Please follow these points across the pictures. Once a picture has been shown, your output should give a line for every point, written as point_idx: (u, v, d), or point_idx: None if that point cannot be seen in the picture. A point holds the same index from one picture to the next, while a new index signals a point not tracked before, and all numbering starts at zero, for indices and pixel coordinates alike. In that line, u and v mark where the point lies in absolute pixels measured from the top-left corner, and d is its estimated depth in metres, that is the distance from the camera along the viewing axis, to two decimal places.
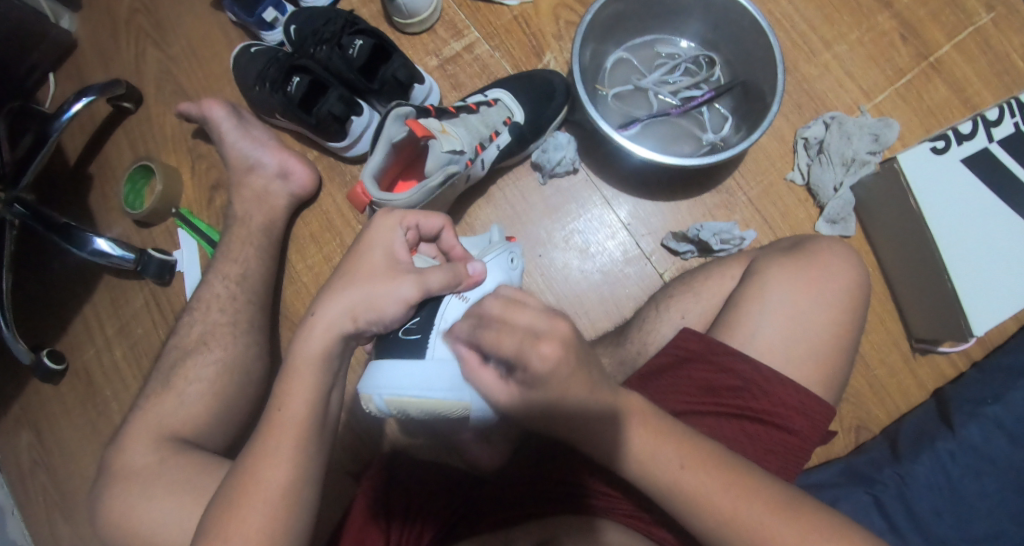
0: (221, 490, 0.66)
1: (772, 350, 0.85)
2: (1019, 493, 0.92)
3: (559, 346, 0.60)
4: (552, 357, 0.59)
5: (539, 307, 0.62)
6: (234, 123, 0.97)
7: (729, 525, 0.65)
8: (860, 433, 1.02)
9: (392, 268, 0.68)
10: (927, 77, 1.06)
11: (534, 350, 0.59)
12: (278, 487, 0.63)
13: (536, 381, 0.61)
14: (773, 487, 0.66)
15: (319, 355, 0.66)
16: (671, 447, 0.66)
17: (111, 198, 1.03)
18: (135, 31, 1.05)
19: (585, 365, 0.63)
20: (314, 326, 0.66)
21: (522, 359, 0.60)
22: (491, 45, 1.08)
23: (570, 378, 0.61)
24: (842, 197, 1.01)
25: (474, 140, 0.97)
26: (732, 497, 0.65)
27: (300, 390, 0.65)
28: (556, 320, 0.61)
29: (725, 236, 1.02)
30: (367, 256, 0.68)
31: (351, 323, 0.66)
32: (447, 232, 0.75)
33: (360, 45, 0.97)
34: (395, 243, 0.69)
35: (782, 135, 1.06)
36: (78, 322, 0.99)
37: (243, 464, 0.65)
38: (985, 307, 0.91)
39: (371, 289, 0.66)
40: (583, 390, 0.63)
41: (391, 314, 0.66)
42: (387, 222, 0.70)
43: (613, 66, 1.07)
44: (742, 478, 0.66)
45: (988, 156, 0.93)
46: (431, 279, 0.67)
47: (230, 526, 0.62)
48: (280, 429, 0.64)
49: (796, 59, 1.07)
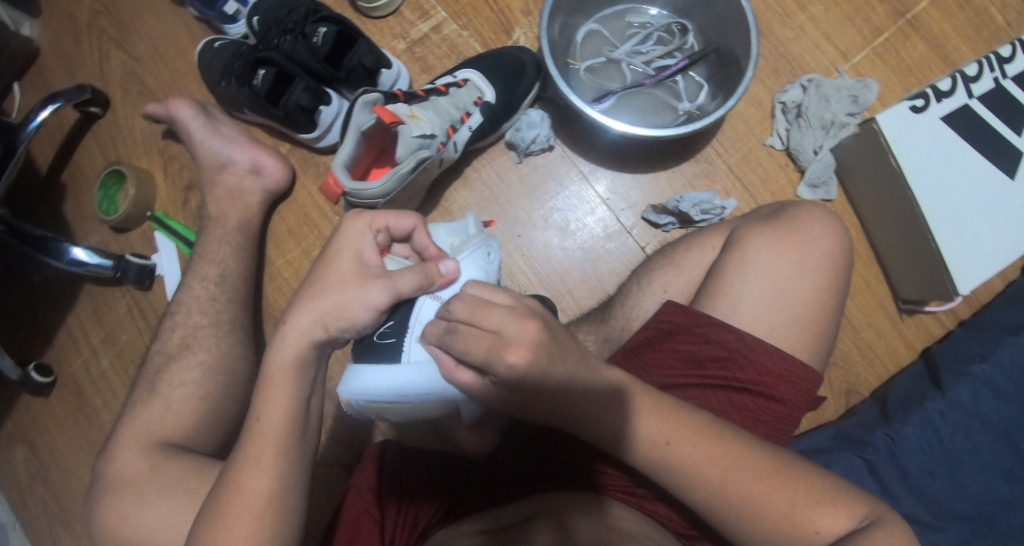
0: (208, 501, 0.66)
1: (756, 318, 0.83)
2: (1009, 448, 0.92)
3: (528, 352, 0.58)
4: (520, 363, 0.58)
5: (505, 305, 0.60)
6: (202, 122, 0.96)
7: (716, 496, 0.65)
8: (850, 397, 1.02)
9: (360, 273, 0.67)
10: (904, 35, 1.03)
11: (500, 358, 0.58)
12: (263, 494, 0.64)
13: (513, 385, 0.60)
14: (759, 455, 0.66)
15: (293, 365, 0.66)
16: (652, 418, 0.66)
17: (85, 206, 1.03)
18: (97, 33, 1.04)
19: (562, 357, 0.61)
20: (286, 337, 0.66)
21: (490, 366, 0.59)
22: (459, 24, 1.06)
23: (547, 375, 0.60)
24: (823, 159, 0.99)
25: (445, 123, 0.95)
26: (714, 465, 0.65)
27: (278, 399, 0.66)
28: (524, 321, 0.59)
29: (706, 207, 1.01)
30: (336, 262, 0.68)
31: (322, 332, 0.66)
32: (419, 232, 0.72)
33: (324, 33, 0.95)
34: (365, 247, 0.69)
35: (759, 100, 1.04)
36: (63, 333, 1.01)
37: (226, 474, 0.66)
38: (970, 266, 0.90)
39: (342, 298, 0.66)
40: (563, 380, 0.62)
41: (362, 321, 0.66)
42: (355, 225, 0.69)
43: (584, 39, 1.04)
44: (726, 452, 0.65)
45: (968, 113, 0.92)
46: (401, 282, 0.66)
47: (217, 538, 0.63)
48: (261, 439, 0.65)
49: (771, 21, 1.04)
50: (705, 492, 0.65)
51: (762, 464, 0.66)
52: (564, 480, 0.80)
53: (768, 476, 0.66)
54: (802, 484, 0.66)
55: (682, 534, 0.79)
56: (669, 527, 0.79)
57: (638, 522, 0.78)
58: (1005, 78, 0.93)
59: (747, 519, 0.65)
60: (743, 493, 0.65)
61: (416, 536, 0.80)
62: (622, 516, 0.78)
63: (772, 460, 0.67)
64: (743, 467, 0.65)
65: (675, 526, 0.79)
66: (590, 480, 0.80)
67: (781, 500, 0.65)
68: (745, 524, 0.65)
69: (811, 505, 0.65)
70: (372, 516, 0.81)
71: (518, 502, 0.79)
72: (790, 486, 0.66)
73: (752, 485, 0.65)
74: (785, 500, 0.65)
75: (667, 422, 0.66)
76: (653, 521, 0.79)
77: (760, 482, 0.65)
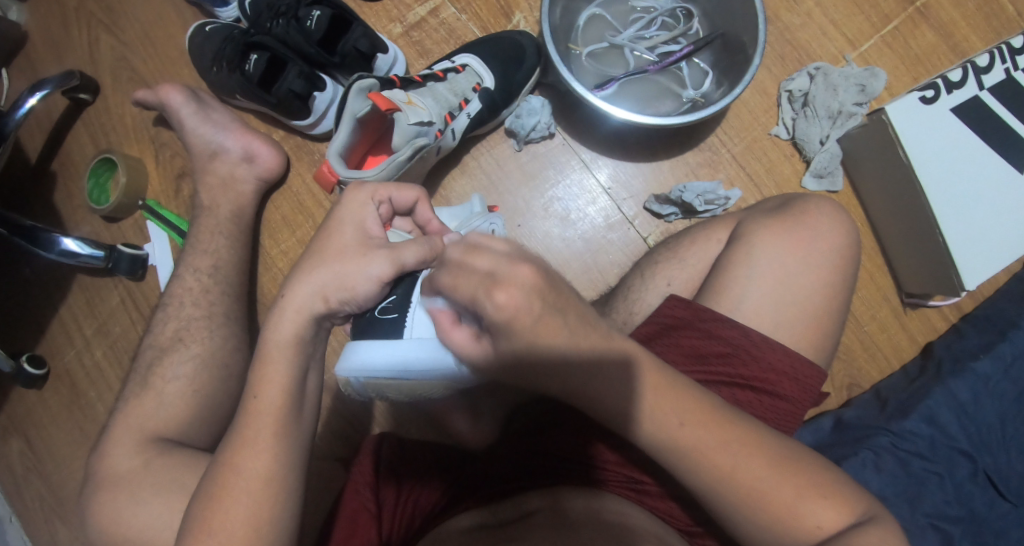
0: (205, 479, 0.65)
1: (760, 314, 0.81)
2: (1009, 444, 0.91)
3: (519, 294, 0.54)
4: (509, 304, 0.54)
5: (505, 247, 0.56)
6: (193, 109, 0.94)
7: (718, 500, 0.63)
8: (852, 391, 1.01)
9: (362, 245, 0.66)
10: (913, 23, 1.00)
11: (488, 298, 0.54)
12: (262, 477, 0.63)
13: (500, 329, 0.55)
14: (758, 439, 0.63)
15: (293, 343, 0.65)
16: (660, 424, 0.63)
17: (76, 196, 1.01)
18: (85, 17, 1.01)
19: (564, 312, 0.57)
20: (284, 311, 0.65)
21: (477, 306, 0.55)
22: (457, 7, 1.03)
23: (538, 324, 0.55)
24: (829, 150, 0.97)
25: (443, 110, 0.93)
26: (704, 446, 0.62)
27: (275, 380, 0.64)
28: (519, 264, 0.55)
29: (709, 197, 0.99)
30: (336, 234, 0.67)
31: (322, 304, 0.65)
32: (421, 205, 0.72)
33: (318, 17, 0.92)
34: (367, 220, 0.68)
35: (765, 89, 1.01)
36: (55, 325, 1.00)
37: (221, 456, 0.65)
38: (976, 262, 0.88)
39: (341, 268, 0.65)
40: (563, 337, 0.57)
41: (363, 292, 0.65)
42: (357, 197, 0.68)
43: (585, 24, 1.01)
44: (735, 445, 0.63)
45: (978, 105, 0.89)
46: (404, 254, 0.65)
47: (214, 520, 0.63)
48: (259, 419, 0.64)
49: (777, 7, 1.01)
50: (713, 488, 0.63)
51: (761, 447, 0.63)
52: (560, 477, 0.79)
53: (763, 460, 0.63)
54: (812, 484, 0.63)
55: (683, 530, 0.78)
56: (670, 523, 0.78)
57: (641, 516, 0.77)
58: (1016, 69, 0.90)
59: (754, 515, 0.63)
60: (755, 492, 0.62)
61: (414, 530, 0.79)
62: (622, 513, 0.76)
63: (786, 449, 0.64)
64: (743, 454, 0.62)
65: (678, 523, 0.79)
66: (590, 475, 0.79)
67: (786, 496, 0.62)
68: (748, 516, 0.63)
69: (812, 499, 0.63)
70: (370, 512, 0.79)
71: (515, 498, 0.78)
72: (793, 474, 0.63)
73: (757, 470, 0.62)
74: (788, 490, 0.62)
75: (665, 413, 0.62)
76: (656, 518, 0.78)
77: (774, 486, 0.62)
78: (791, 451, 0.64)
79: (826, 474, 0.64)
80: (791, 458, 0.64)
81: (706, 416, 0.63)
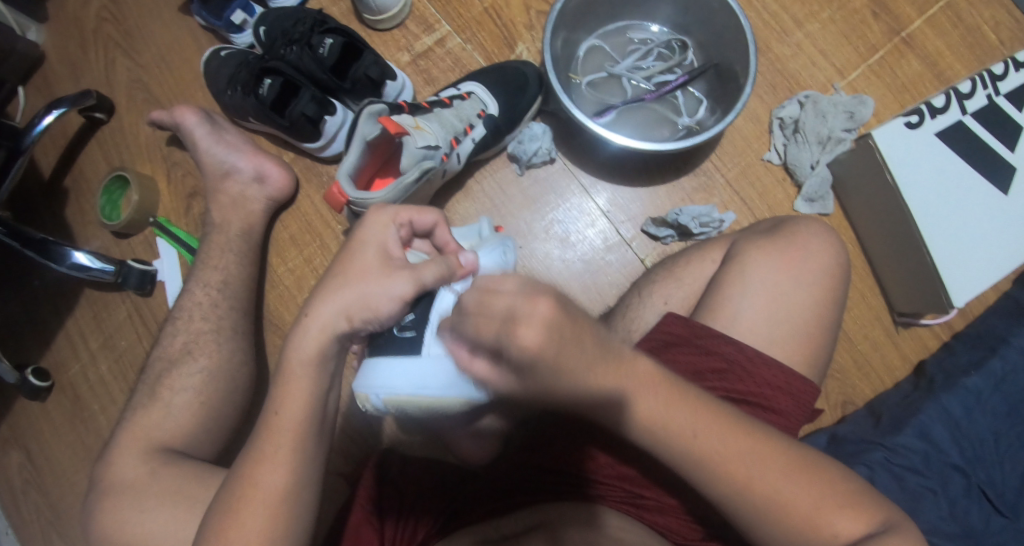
0: (222, 492, 0.66)
1: (755, 330, 0.84)
2: (999, 458, 0.93)
3: (542, 330, 0.53)
4: (534, 342, 0.53)
5: (516, 285, 0.54)
6: (207, 130, 0.96)
7: (738, 505, 0.64)
8: (847, 408, 1.02)
9: (385, 265, 0.67)
10: (899, 53, 1.06)
11: (512, 336, 0.53)
12: (277, 488, 0.63)
13: (523, 368, 0.54)
14: (781, 451, 0.65)
15: (314, 356, 0.66)
16: (685, 422, 0.63)
17: (88, 212, 1.03)
18: (103, 40, 1.05)
19: (580, 339, 0.56)
20: (309, 327, 0.66)
21: (502, 348, 0.54)
22: (464, 37, 1.07)
23: (559, 357, 0.54)
24: (819, 173, 1.02)
25: (449, 135, 0.96)
26: (720, 447, 0.63)
27: (297, 394, 0.65)
28: (536, 300, 0.54)
29: (704, 220, 1.03)
30: (359, 254, 0.68)
31: (345, 322, 0.66)
32: (441, 227, 0.73)
33: (330, 44, 0.96)
34: (389, 240, 0.69)
35: (757, 116, 1.06)
36: (61, 338, 1.00)
37: (239, 467, 0.65)
38: (965, 281, 0.91)
39: (365, 286, 0.66)
40: (582, 364, 0.56)
41: (386, 312, 0.65)
42: (379, 218, 0.70)
43: (585, 54, 1.07)
44: (761, 450, 0.64)
45: (962, 129, 0.94)
46: (425, 273, 0.66)
47: (229, 528, 0.63)
48: (278, 434, 0.65)
49: (768, 39, 1.07)
50: (724, 490, 0.64)
51: (779, 458, 0.64)
52: (563, 492, 0.79)
53: (794, 481, 0.64)
54: (828, 486, 0.65)
55: None
56: (669, 537, 0.79)
57: (637, 531, 0.77)
58: (998, 95, 0.95)
59: (772, 520, 0.64)
60: (769, 497, 0.63)
61: None
62: (618, 527, 0.77)
63: (806, 454, 0.66)
64: (765, 468, 0.64)
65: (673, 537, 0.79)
66: (587, 490, 0.79)
67: (805, 503, 0.64)
68: (769, 527, 0.64)
69: (830, 504, 0.64)
70: (372, 527, 0.79)
71: (517, 513, 0.78)
72: (813, 484, 0.64)
73: (775, 481, 0.63)
74: (805, 498, 0.64)
75: (680, 419, 0.63)
76: (652, 531, 0.78)
77: (795, 489, 0.64)
78: (813, 457, 0.66)
79: (836, 479, 0.66)
80: (812, 463, 0.65)
81: (721, 422, 0.64)
